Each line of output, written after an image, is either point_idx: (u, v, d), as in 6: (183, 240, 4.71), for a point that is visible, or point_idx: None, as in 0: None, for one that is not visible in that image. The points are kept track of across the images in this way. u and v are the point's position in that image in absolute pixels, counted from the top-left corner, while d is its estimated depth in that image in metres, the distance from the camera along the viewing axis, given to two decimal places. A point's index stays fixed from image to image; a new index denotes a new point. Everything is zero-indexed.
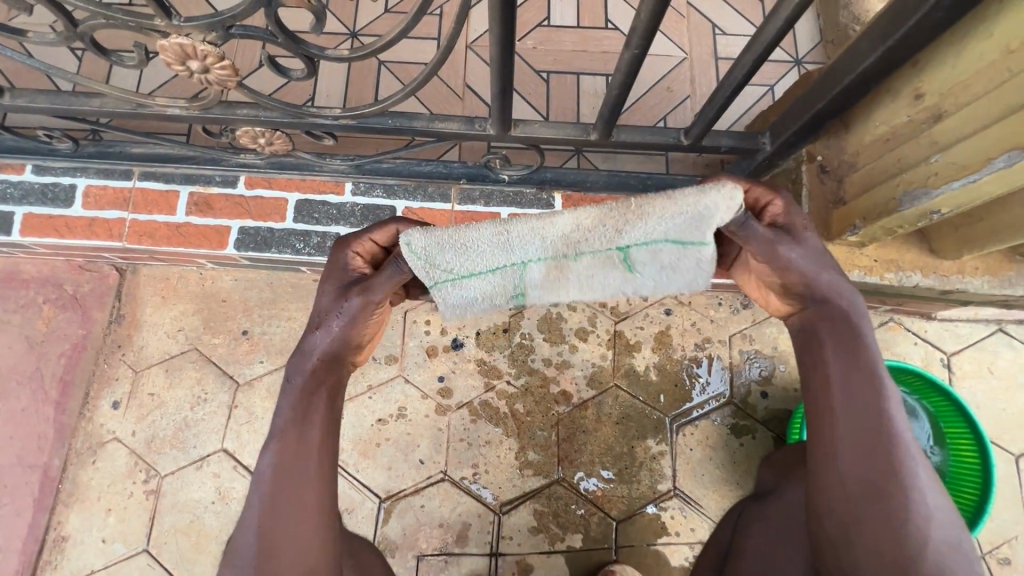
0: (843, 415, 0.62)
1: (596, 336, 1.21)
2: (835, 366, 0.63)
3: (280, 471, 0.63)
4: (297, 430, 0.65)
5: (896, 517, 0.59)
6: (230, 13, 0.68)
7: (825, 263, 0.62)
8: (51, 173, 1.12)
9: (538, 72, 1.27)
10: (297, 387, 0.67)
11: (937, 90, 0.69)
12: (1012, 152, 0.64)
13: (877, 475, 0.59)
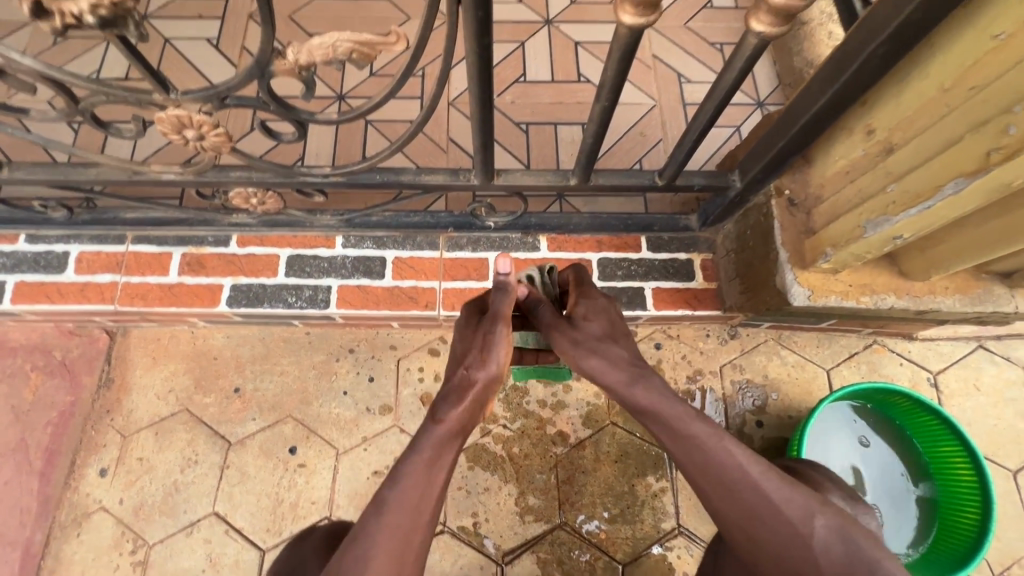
0: (695, 484, 0.67)
1: (589, 374, 1.22)
2: (665, 444, 0.69)
3: (398, 513, 0.61)
4: (424, 471, 0.64)
5: (786, 552, 0.60)
6: (225, 85, 0.72)
7: (597, 354, 0.76)
8: (45, 242, 1.14)
9: (518, 124, 1.34)
10: (439, 424, 0.67)
11: (886, 126, 0.75)
12: (959, 179, 0.68)
13: (743, 520, 0.62)
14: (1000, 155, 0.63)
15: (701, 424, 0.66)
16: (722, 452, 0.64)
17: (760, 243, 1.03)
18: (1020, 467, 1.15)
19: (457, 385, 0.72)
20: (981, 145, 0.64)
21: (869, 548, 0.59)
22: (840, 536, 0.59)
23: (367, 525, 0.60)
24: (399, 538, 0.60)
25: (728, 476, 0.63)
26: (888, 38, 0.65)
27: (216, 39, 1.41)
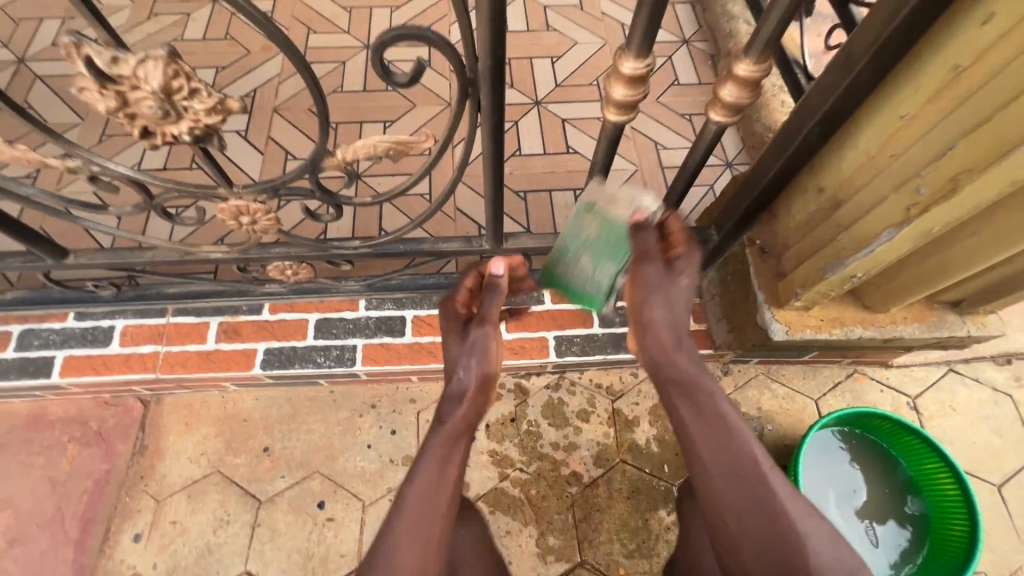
0: (715, 460, 0.79)
1: (597, 416, 1.31)
2: (693, 420, 0.82)
3: (415, 506, 0.75)
4: (435, 470, 0.78)
5: (775, 538, 0.72)
6: (283, 179, 0.86)
7: (665, 304, 0.87)
8: (92, 317, 1.24)
9: (517, 192, 1.51)
10: (445, 431, 0.82)
11: (831, 185, 0.90)
12: (890, 228, 0.84)
13: (750, 498, 0.76)
14: (918, 208, 0.79)
15: (738, 416, 0.82)
16: (749, 441, 0.79)
17: (740, 287, 1.16)
18: (1001, 481, 1.24)
19: (457, 392, 0.86)
20: (902, 202, 0.80)
21: (842, 550, 0.72)
22: (827, 532, 0.73)
23: (391, 522, 0.75)
24: (419, 532, 0.74)
25: (750, 462, 0.78)
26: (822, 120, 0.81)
27: (244, 130, 1.58)
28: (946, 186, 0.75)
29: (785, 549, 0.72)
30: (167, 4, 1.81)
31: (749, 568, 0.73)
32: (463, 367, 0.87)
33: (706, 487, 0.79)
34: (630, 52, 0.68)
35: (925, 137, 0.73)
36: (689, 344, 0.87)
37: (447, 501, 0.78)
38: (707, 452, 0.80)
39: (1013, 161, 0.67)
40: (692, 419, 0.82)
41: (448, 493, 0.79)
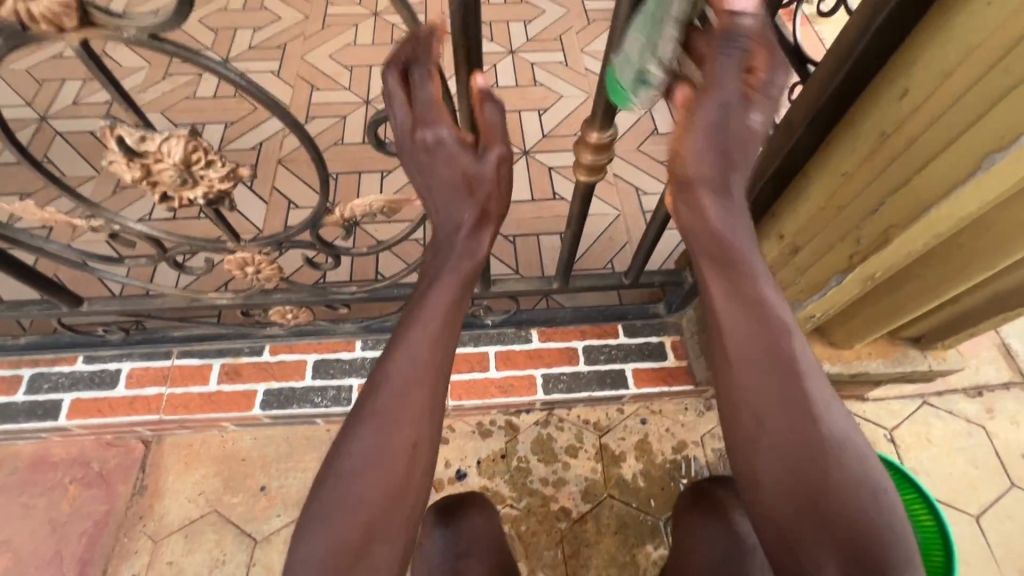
0: (751, 343, 0.69)
1: (585, 451, 1.35)
2: (731, 300, 0.71)
3: (414, 342, 0.72)
4: (398, 366, 0.72)
5: (796, 430, 0.66)
6: (286, 234, 0.94)
7: (721, 161, 0.68)
8: (100, 361, 1.30)
9: (506, 237, 1.59)
10: (417, 311, 0.74)
11: (789, 232, 0.98)
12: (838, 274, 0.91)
13: (772, 389, 0.68)
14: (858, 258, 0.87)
15: (777, 300, 0.71)
16: (784, 331, 0.70)
17: None
18: (978, 512, 1.28)
19: (440, 275, 0.76)
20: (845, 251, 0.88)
21: (862, 450, 0.67)
22: (845, 430, 0.67)
23: (356, 417, 0.71)
24: (384, 427, 0.70)
25: (779, 353, 0.69)
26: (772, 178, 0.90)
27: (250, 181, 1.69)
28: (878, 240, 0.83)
29: (798, 444, 0.66)
30: (181, 65, 1.95)
31: (758, 454, 0.68)
32: (451, 205, 0.76)
33: (723, 369, 0.71)
34: (595, 123, 0.78)
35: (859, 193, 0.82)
36: (739, 215, 0.71)
37: (423, 397, 0.71)
38: (738, 338, 0.70)
39: (931, 221, 0.75)
40: (717, 300, 0.71)
41: (420, 391, 0.71)
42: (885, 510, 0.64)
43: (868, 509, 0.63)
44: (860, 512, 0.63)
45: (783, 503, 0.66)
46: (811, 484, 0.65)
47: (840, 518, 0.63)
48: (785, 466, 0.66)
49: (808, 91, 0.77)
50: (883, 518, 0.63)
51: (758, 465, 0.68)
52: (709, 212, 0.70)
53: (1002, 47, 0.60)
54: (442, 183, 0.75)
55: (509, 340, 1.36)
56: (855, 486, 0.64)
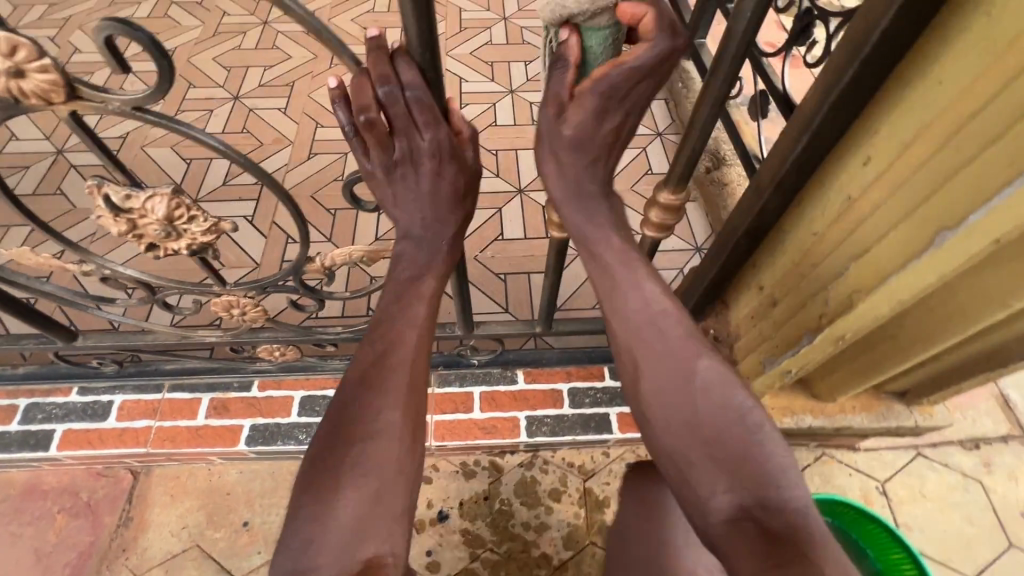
0: (625, 317, 0.80)
1: (568, 496, 1.33)
2: (604, 282, 0.82)
3: (399, 317, 0.83)
4: (374, 351, 0.81)
5: (673, 388, 0.76)
6: (271, 280, 0.98)
7: (574, 157, 0.76)
8: (94, 393, 1.33)
9: (497, 275, 1.61)
10: (392, 305, 0.84)
11: (767, 284, 0.98)
12: (809, 334, 0.91)
13: (645, 349, 0.79)
14: (827, 319, 0.86)
15: (642, 270, 0.82)
16: (651, 298, 0.81)
17: None
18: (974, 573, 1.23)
19: (414, 273, 0.84)
20: (816, 310, 0.88)
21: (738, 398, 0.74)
22: (718, 375, 0.76)
23: (337, 401, 0.79)
24: (371, 405, 0.78)
25: (648, 318, 0.79)
26: (745, 234, 0.91)
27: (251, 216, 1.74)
28: (845, 304, 0.82)
29: (675, 392, 0.76)
30: (194, 102, 2.04)
31: (648, 416, 0.78)
32: (436, 219, 0.80)
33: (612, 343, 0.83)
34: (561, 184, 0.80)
35: (827, 253, 0.82)
36: (602, 193, 0.81)
37: (404, 375, 0.80)
38: (615, 315, 0.81)
39: (891, 290, 0.75)
40: (592, 275, 0.82)
41: (399, 370, 0.81)
42: (762, 442, 0.71)
43: (745, 442, 0.71)
44: (739, 445, 0.71)
45: (674, 449, 0.74)
46: (690, 426, 0.74)
47: (724, 452, 0.71)
48: (665, 416, 0.76)
49: (775, 154, 0.79)
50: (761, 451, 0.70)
51: (651, 422, 0.77)
52: (578, 186, 0.79)
53: (951, 127, 0.61)
54: (429, 203, 0.78)
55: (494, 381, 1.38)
56: (732, 422, 0.72)
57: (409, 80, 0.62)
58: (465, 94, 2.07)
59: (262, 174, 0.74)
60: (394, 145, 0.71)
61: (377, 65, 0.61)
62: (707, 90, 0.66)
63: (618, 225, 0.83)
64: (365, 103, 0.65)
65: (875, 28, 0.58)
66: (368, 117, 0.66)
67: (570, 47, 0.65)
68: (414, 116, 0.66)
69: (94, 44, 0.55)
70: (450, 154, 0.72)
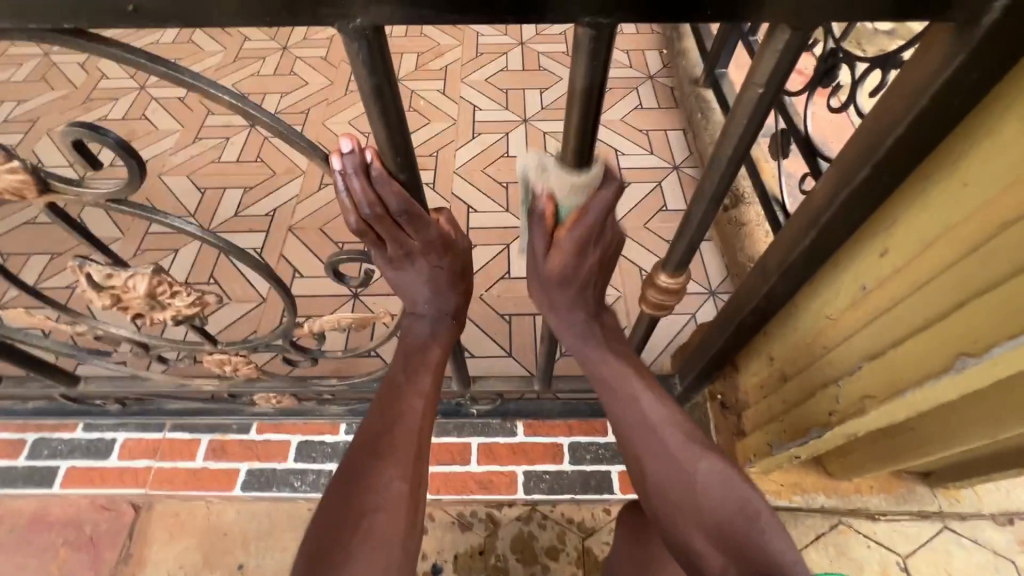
0: (626, 420, 0.83)
1: (566, 555, 1.28)
2: (604, 388, 0.85)
3: (401, 391, 0.77)
4: (382, 418, 0.76)
5: (676, 484, 0.78)
6: (261, 341, 0.97)
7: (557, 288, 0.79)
8: (98, 430, 1.40)
9: (502, 315, 1.58)
10: (400, 369, 0.79)
11: (779, 357, 0.91)
12: (817, 429, 0.84)
13: (652, 451, 0.81)
14: (838, 417, 0.79)
15: (638, 380, 0.85)
16: (651, 405, 0.83)
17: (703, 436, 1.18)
18: None
19: (420, 340, 0.79)
20: (826, 404, 0.81)
21: (739, 486, 0.77)
22: (719, 473, 0.78)
23: (341, 470, 0.73)
24: (377, 476, 0.72)
25: (653, 423, 0.82)
26: (751, 312, 0.85)
27: (260, 248, 1.76)
28: (856, 405, 0.76)
29: (677, 486, 0.78)
30: (211, 130, 2.07)
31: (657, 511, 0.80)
32: (439, 300, 0.76)
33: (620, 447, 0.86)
34: None
35: (839, 345, 0.76)
36: (593, 315, 0.85)
37: (411, 443, 0.75)
38: (617, 418, 0.84)
39: (907, 403, 0.68)
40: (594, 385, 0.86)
41: (409, 437, 0.75)
42: (768, 531, 0.74)
43: (751, 532, 0.74)
44: (746, 535, 0.74)
45: (685, 540, 0.77)
46: (699, 522, 0.76)
47: (733, 543, 0.74)
48: (675, 512, 0.78)
49: (783, 239, 0.73)
50: (766, 539, 0.73)
51: (659, 517, 0.80)
52: (570, 317, 0.83)
53: (972, 242, 0.55)
54: (429, 289, 0.74)
55: (493, 433, 1.40)
56: (740, 514, 0.75)
57: (394, 199, 0.57)
58: (478, 122, 2.04)
59: (243, 254, 0.80)
60: (384, 248, 0.66)
61: (360, 191, 0.55)
62: (702, 187, 0.63)
63: (609, 342, 0.87)
64: (351, 221, 0.60)
65: (890, 134, 0.53)
66: (355, 230, 0.61)
67: (542, 206, 0.66)
68: (401, 225, 0.62)
69: (61, 145, 0.55)
70: (443, 249, 0.68)
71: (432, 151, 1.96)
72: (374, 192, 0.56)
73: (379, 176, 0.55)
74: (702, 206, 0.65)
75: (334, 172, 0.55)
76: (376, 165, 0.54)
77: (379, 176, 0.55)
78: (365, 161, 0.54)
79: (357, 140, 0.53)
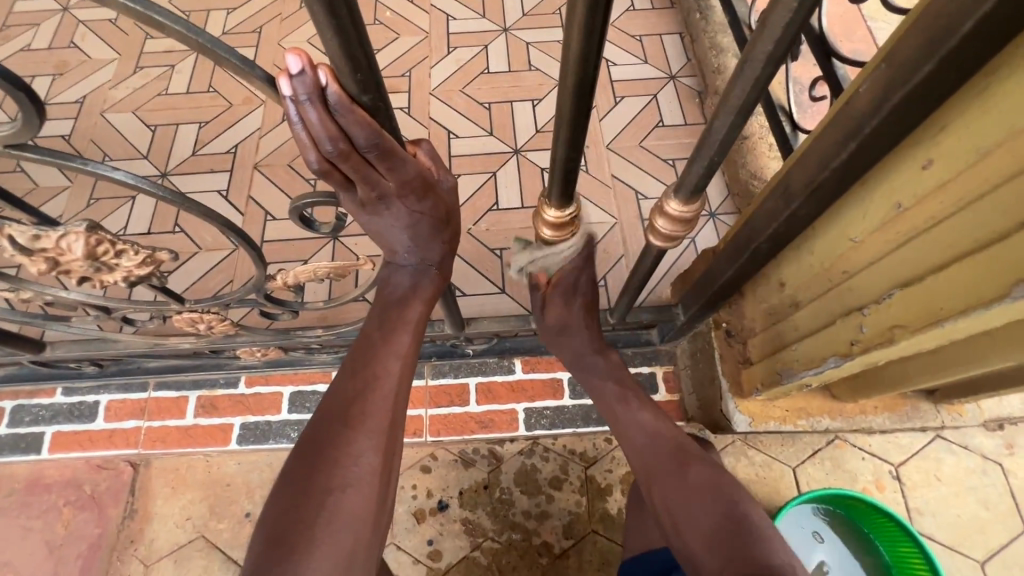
0: (627, 436, 1.04)
1: (570, 484, 1.30)
2: (609, 414, 1.08)
3: (378, 350, 0.70)
4: (353, 383, 0.68)
5: (673, 490, 0.93)
6: (229, 297, 0.89)
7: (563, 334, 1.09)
8: (79, 393, 1.35)
9: (493, 250, 1.50)
10: (375, 330, 0.72)
11: (792, 282, 0.85)
12: (835, 358, 0.80)
13: (658, 464, 0.97)
14: (859, 346, 0.75)
15: (636, 402, 1.06)
16: (648, 421, 1.03)
17: (708, 365, 1.14)
18: (987, 557, 1.21)
19: (401, 293, 0.72)
20: (846, 334, 0.76)
21: (732, 490, 0.90)
22: (710, 477, 0.92)
23: (307, 439, 0.66)
24: (347, 446, 0.64)
25: (655, 439, 1.01)
26: (768, 239, 0.77)
27: (226, 190, 1.62)
28: (884, 336, 0.70)
29: (674, 491, 0.93)
30: (152, 56, 1.83)
31: (664, 515, 0.93)
32: (420, 249, 0.68)
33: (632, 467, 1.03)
34: (551, 201, 0.65)
35: (867, 269, 0.70)
36: (596, 346, 1.10)
37: (385, 412, 0.68)
38: (624, 432, 1.04)
39: (943, 333, 0.63)
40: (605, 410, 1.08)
41: (383, 404, 0.68)
42: (758, 525, 0.84)
43: (737, 520, 0.85)
44: (732, 522, 0.85)
45: (686, 541, 0.88)
46: (694, 525, 0.88)
47: (723, 536, 0.84)
48: (674, 515, 0.91)
49: (813, 152, 0.64)
50: (754, 528, 0.84)
51: (668, 523, 0.92)
52: (576, 347, 1.10)
53: None
54: (408, 237, 0.65)
55: (490, 372, 1.37)
56: (732, 513, 0.86)
57: (359, 130, 0.47)
58: (452, 34, 1.82)
59: (192, 203, 0.70)
60: (354, 190, 0.56)
61: (318, 124, 0.44)
62: (730, 96, 0.53)
63: (614, 374, 1.10)
64: (311, 160, 0.49)
65: (969, 17, 0.43)
66: (317, 171, 0.51)
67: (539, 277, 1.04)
68: (372, 161, 0.52)
69: None
70: (424, 191, 0.58)
71: (403, 70, 1.77)
72: (335, 124, 0.45)
73: (338, 104, 0.43)
74: (727, 117, 0.55)
75: (284, 98, 0.42)
76: (332, 87, 0.42)
77: (339, 104, 0.43)
78: (319, 85, 0.42)
79: (307, 56, 0.40)
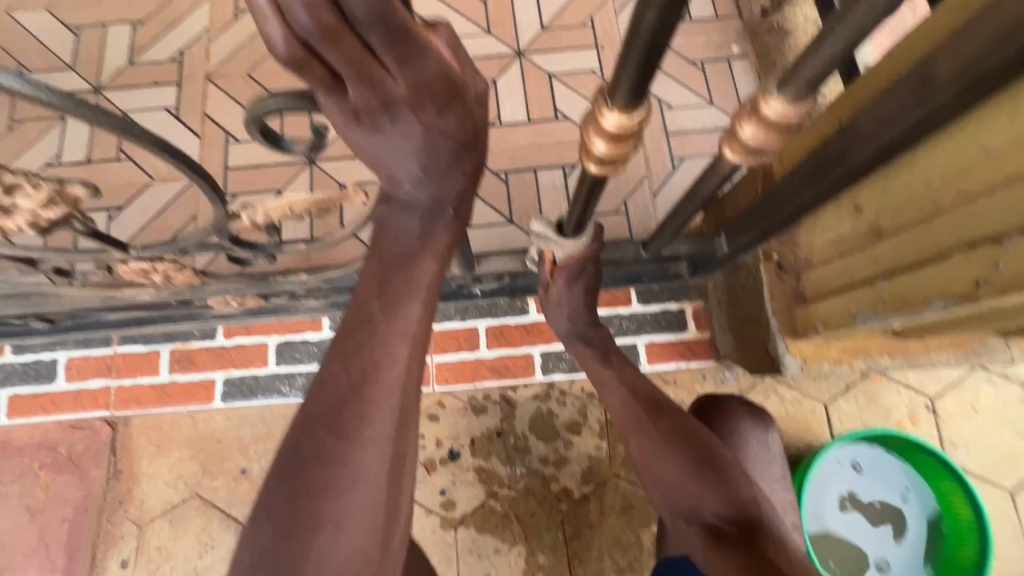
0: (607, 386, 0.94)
1: (589, 428, 1.22)
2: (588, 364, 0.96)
3: (376, 336, 0.54)
4: (346, 376, 0.53)
5: (650, 440, 0.87)
6: (185, 242, 0.70)
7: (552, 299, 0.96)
8: (32, 351, 1.19)
9: (497, 174, 1.30)
10: (373, 294, 0.55)
11: (875, 207, 0.70)
12: (947, 299, 0.65)
13: (637, 422, 0.90)
14: (989, 287, 0.60)
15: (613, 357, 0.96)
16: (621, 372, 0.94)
17: (751, 301, 1.03)
18: (1019, 486, 1.18)
19: (403, 249, 0.54)
20: (970, 271, 0.61)
21: (702, 432, 0.88)
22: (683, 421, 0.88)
23: (291, 449, 0.52)
24: (343, 463, 0.51)
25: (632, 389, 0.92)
26: (875, 152, 0.60)
27: (175, 107, 1.36)
28: None
29: (653, 441, 0.87)
30: None
31: (644, 466, 0.88)
32: (435, 183, 0.49)
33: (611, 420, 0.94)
34: (613, 99, 0.47)
35: (1006, 186, 0.55)
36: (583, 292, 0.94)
37: (391, 413, 0.53)
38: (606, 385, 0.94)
39: None
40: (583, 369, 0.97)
41: (386, 404, 0.53)
42: (731, 465, 0.85)
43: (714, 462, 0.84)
44: (710, 466, 0.84)
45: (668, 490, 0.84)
46: (675, 471, 0.84)
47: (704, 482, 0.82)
48: (652, 466, 0.87)
49: (989, 17, 0.45)
50: (727, 467, 0.84)
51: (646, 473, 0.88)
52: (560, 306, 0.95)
53: None
54: (420, 165, 0.46)
55: (501, 313, 1.23)
56: (706, 455, 0.85)
57: None
58: None
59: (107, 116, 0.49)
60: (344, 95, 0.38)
61: None
62: None
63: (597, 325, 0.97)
64: (273, 38, 0.32)
65: None
66: (286, 61, 0.33)
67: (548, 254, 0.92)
68: (372, 46, 0.34)
69: None
70: (447, 99, 0.41)
71: None
72: None
73: None
74: None
75: None
76: None
77: None
78: None
79: None
